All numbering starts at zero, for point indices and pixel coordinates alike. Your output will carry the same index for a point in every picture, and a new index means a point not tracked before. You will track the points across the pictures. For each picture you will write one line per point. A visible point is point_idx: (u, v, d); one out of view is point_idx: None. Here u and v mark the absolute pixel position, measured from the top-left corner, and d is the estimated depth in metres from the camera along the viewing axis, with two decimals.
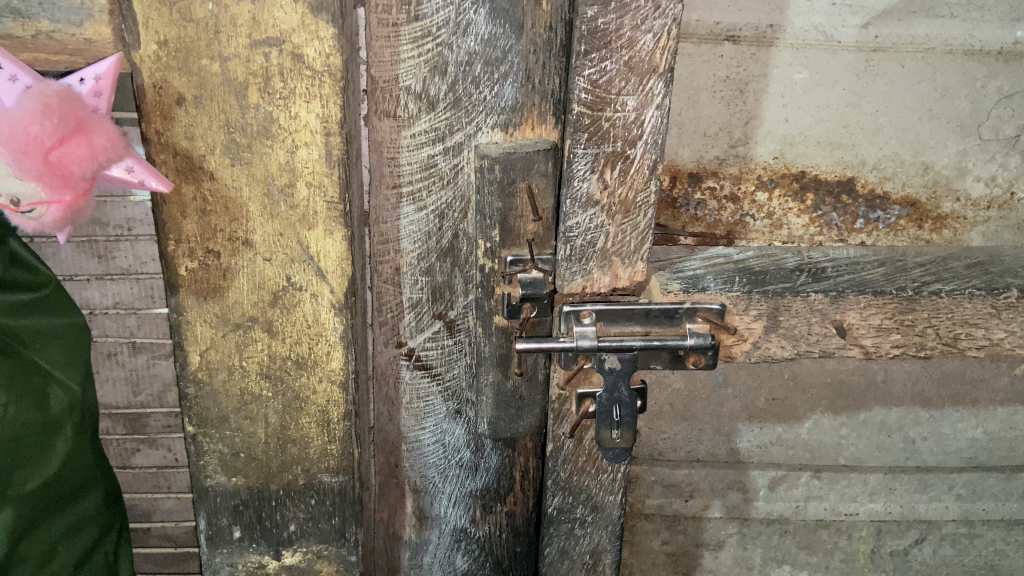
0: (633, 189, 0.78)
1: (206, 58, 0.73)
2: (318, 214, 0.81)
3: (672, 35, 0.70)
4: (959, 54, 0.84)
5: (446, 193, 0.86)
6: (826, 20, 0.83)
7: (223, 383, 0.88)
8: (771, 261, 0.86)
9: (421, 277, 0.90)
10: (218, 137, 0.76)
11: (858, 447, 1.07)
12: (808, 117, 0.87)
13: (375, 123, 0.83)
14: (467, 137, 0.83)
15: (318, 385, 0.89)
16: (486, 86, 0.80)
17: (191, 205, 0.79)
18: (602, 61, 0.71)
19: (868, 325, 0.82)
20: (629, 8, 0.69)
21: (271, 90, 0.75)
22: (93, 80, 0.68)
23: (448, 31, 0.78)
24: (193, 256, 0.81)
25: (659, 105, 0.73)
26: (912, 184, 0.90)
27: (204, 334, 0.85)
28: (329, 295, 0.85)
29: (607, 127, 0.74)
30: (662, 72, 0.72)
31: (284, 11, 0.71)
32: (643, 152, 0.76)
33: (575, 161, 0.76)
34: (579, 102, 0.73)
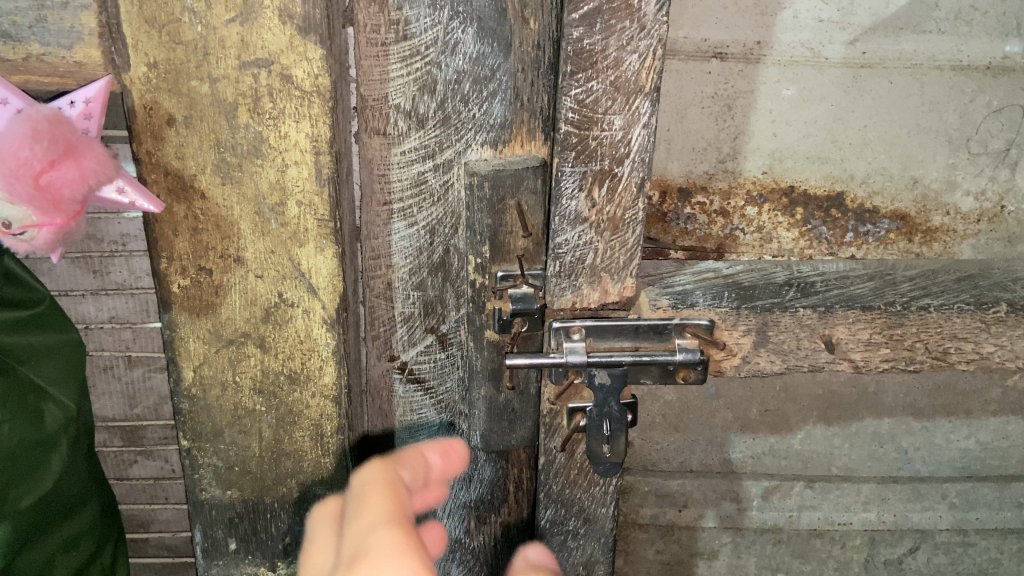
0: (621, 206, 0.78)
1: (195, 80, 0.73)
2: (309, 231, 0.81)
3: (658, 55, 0.71)
4: (947, 68, 0.88)
5: (437, 209, 0.86)
6: (814, 36, 0.86)
7: (217, 398, 0.89)
8: (761, 274, 0.87)
9: (413, 292, 0.91)
10: (208, 156, 0.77)
11: (851, 457, 1.07)
12: (797, 132, 0.90)
13: (365, 141, 0.84)
14: (456, 154, 0.83)
15: (311, 399, 0.90)
16: (475, 104, 0.81)
17: (182, 223, 0.80)
18: (589, 81, 0.72)
19: (856, 339, 0.83)
20: (615, 28, 0.69)
21: (261, 110, 0.75)
22: (83, 103, 0.69)
23: (436, 50, 0.78)
24: (185, 273, 0.82)
25: (646, 124, 0.74)
26: (901, 198, 0.93)
27: (197, 350, 0.86)
28: (321, 311, 0.85)
29: (594, 145, 0.75)
30: (649, 91, 0.72)
31: (273, 33, 0.72)
32: (631, 170, 0.77)
33: (563, 179, 0.77)
34: (566, 121, 0.74)
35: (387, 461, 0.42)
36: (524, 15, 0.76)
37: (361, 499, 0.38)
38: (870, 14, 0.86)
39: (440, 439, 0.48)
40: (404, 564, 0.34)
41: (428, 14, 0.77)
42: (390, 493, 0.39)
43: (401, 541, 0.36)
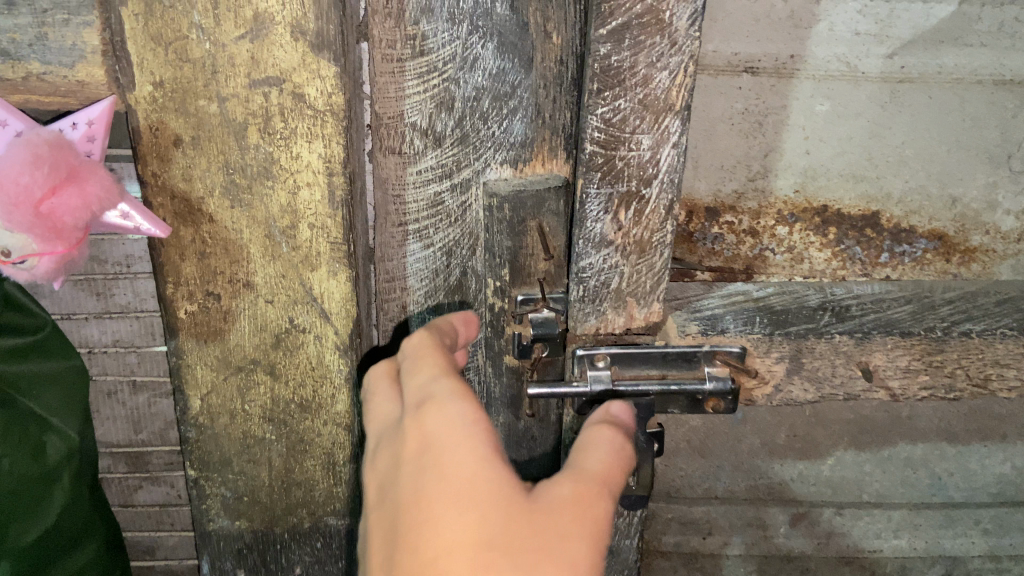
0: (649, 228, 0.75)
1: (203, 99, 0.70)
2: (322, 255, 0.78)
3: (689, 72, 0.67)
4: (988, 83, 0.85)
5: (454, 230, 0.83)
6: (850, 51, 0.83)
7: (225, 426, 0.85)
8: (795, 297, 0.83)
9: (429, 315, 0.88)
10: (216, 178, 0.73)
11: (882, 483, 1.03)
12: (830, 149, 0.88)
13: (380, 160, 0.80)
14: (475, 173, 0.80)
15: (323, 427, 0.87)
16: (495, 122, 0.77)
17: (189, 248, 0.76)
18: (616, 99, 0.68)
19: (895, 366, 0.79)
20: (645, 44, 0.65)
21: (271, 130, 0.72)
22: (85, 125, 0.66)
23: (454, 66, 0.75)
24: (192, 298, 0.79)
25: (676, 144, 0.71)
26: (939, 217, 0.91)
27: (205, 378, 0.83)
28: (334, 336, 0.82)
29: (620, 166, 0.71)
30: (678, 110, 0.69)
31: (284, 50, 0.68)
32: (659, 192, 0.73)
33: (588, 201, 0.73)
34: (592, 141, 0.70)
35: (431, 332, 0.62)
36: (546, 30, 0.73)
37: (417, 357, 0.57)
38: (910, 27, 0.83)
39: (462, 314, 0.73)
40: (463, 404, 0.49)
41: (446, 28, 0.73)
42: (435, 351, 0.57)
43: (455, 387, 0.51)
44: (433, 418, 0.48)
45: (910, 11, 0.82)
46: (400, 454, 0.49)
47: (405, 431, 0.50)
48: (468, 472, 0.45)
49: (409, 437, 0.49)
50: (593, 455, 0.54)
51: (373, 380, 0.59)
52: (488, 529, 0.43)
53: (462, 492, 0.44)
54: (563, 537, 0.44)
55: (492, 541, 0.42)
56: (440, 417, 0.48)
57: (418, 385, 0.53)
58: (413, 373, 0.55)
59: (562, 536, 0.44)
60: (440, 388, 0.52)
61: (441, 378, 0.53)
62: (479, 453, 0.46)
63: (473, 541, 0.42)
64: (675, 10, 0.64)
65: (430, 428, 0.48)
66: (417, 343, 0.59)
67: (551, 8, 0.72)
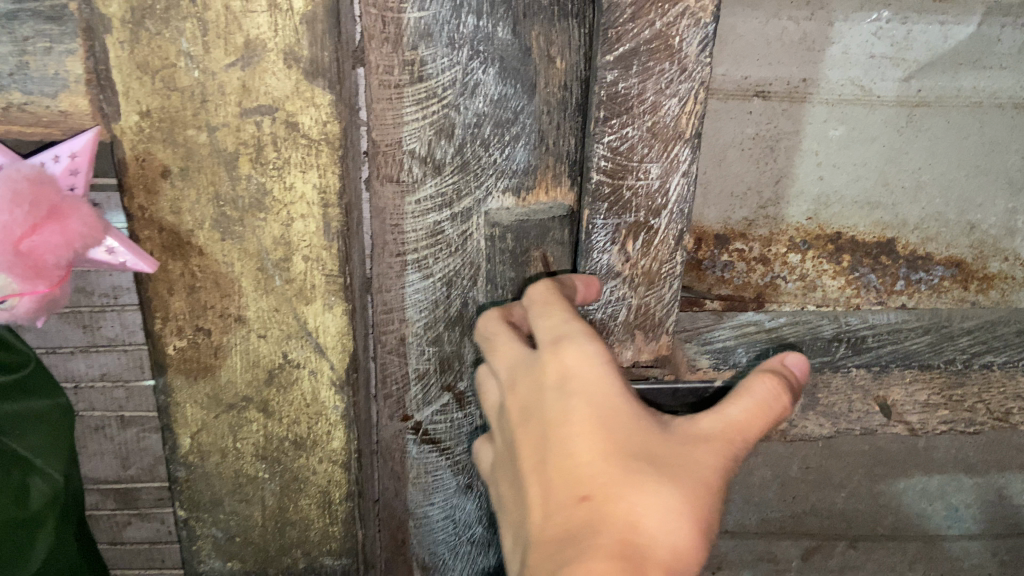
0: (657, 259, 0.72)
1: (192, 129, 0.67)
2: (316, 288, 0.75)
3: (700, 98, 0.64)
4: (1010, 107, 0.85)
5: (454, 260, 0.79)
6: (865, 74, 0.83)
7: (216, 465, 0.82)
8: (808, 327, 0.78)
9: (429, 347, 0.84)
10: (206, 210, 0.70)
11: (897, 516, 1.00)
12: (846, 175, 0.88)
13: (376, 188, 0.76)
14: (476, 202, 0.77)
15: (318, 465, 0.83)
16: (496, 149, 0.74)
17: (178, 281, 0.73)
18: (624, 127, 0.65)
19: (914, 401, 0.77)
20: (653, 71, 0.62)
21: (264, 160, 0.69)
22: (68, 158, 0.63)
23: (454, 92, 0.72)
24: (181, 334, 0.75)
25: (686, 172, 0.68)
26: (957, 244, 0.92)
27: (196, 415, 0.79)
28: (329, 371, 0.79)
29: (628, 196, 0.68)
30: (689, 137, 0.66)
31: (277, 78, 0.66)
32: (668, 222, 0.70)
33: (594, 232, 0.70)
34: (599, 171, 0.67)
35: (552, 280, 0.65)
36: (550, 54, 0.71)
37: (544, 301, 0.61)
38: (927, 49, 0.82)
39: (581, 276, 0.69)
40: (595, 341, 0.55)
41: (446, 53, 0.70)
42: (561, 300, 0.61)
43: (586, 327, 0.57)
44: (571, 354, 0.54)
45: (927, 33, 0.82)
46: (542, 379, 0.56)
47: (544, 362, 0.56)
48: (605, 390, 0.52)
49: (549, 366, 0.55)
50: (738, 409, 0.52)
51: (485, 327, 0.66)
52: (626, 444, 0.49)
53: (601, 413, 0.51)
54: (687, 447, 0.50)
55: (628, 447, 0.49)
56: (579, 353, 0.54)
57: (550, 323, 0.58)
58: (541, 316, 0.60)
59: (692, 456, 0.49)
60: (572, 328, 0.57)
61: (573, 320, 0.58)
62: (610, 382, 0.52)
63: (612, 450, 0.49)
64: (685, 36, 0.61)
65: (568, 360, 0.55)
66: (542, 290, 0.63)
67: (555, 31, 0.70)
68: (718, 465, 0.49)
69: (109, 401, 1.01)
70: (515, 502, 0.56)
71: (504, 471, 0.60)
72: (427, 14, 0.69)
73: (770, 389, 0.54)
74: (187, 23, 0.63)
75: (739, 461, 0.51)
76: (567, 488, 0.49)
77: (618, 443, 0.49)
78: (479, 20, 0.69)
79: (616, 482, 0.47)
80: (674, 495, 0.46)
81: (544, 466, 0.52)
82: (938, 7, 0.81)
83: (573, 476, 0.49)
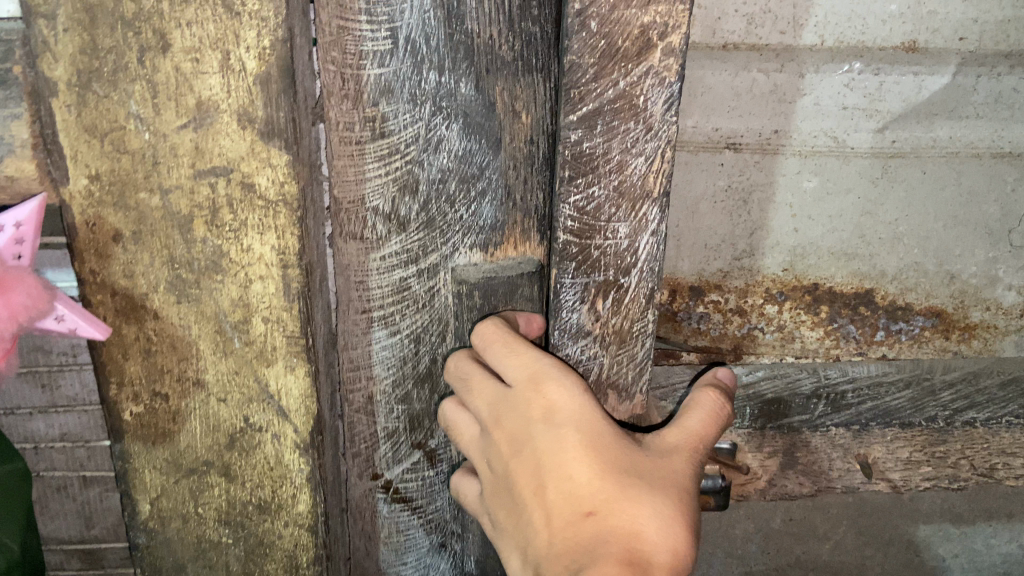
0: (629, 317, 0.69)
1: (144, 191, 0.65)
2: (277, 349, 0.72)
3: (667, 157, 0.62)
4: (986, 157, 0.85)
5: (422, 316, 0.77)
6: (838, 125, 0.84)
7: (177, 531, 0.79)
8: (788, 381, 0.79)
9: (397, 405, 0.81)
10: (161, 273, 0.68)
11: (884, 567, 1.03)
12: (820, 226, 0.89)
13: (339, 246, 0.74)
14: (442, 258, 0.74)
15: (284, 529, 0.80)
16: (462, 205, 0.72)
17: (133, 345, 0.70)
18: (590, 186, 0.63)
19: (895, 458, 0.80)
20: (618, 130, 0.60)
21: (220, 222, 0.67)
22: (13, 228, 0.60)
23: (417, 147, 0.70)
24: (138, 399, 0.73)
25: (655, 231, 0.65)
26: (936, 293, 0.92)
27: (155, 481, 0.77)
28: (293, 434, 0.76)
29: (597, 255, 0.66)
30: (657, 197, 0.64)
31: (231, 139, 0.64)
32: (639, 280, 0.68)
33: (562, 291, 0.67)
34: (565, 230, 0.65)
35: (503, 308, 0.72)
36: (514, 109, 0.69)
37: (506, 337, 0.66)
38: (900, 100, 0.83)
39: (526, 314, 0.73)
40: (570, 374, 0.62)
41: (408, 109, 0.68)
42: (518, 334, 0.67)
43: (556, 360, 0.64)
44: (555, 390, 0.61)
45: (900, 84, 0.82)
46: (528, 412, 0.62)
47: (527, 396, 0.62)
48: (589, 420, 0.60)
49: (534, 400, 0.62)
50: (696, 417, 0.65)
51: (454, 368, 0.70)
52: (618, 463, 0.59)
53: (592, 440, 0.59)
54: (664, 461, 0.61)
55: (621, 468, 0.59)
56: (560, 389, 0.61)
57: (525, 363, 0.63)
58: (510, 356, 0.64)
59: (668, 470, 0.60)
60: (544, 364, 0.63)
61: (542, 354, 0.64)
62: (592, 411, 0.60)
63: (611, 473, 0.58)
64: (650, 95, 0.59)
65: (553, 395, 0.61)
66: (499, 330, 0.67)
67: (519, 87, 0.68)
68: (687, 470, 0.61)
69: (67, 461, 1.04)
70: (508, 527, 0.63)
71: (498, 499, 0.64)
72: (387, 70, 0.67)
73: (712, 395, 0.67)
74: (137, 86, 0.61)
75: (699, 462, 0.64)
76: (570, 508, 0.58)
77: (614, 466, 0.59)
78: (441, 76, 0.67)
79: (618, 499, 0.57)
80: (661, 504, 0.57)
81: (543, 491, 0.60)
82: (911, 58, 0.82)
83: (578, 500, 0.58)
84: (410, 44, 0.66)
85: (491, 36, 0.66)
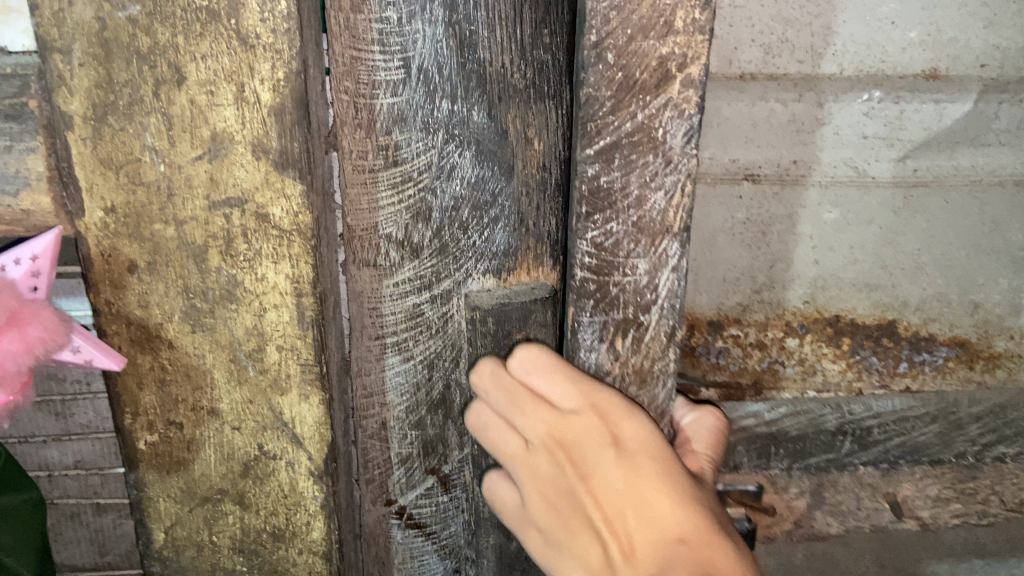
0: (650, 356, 0.63)
1: (159, 223, 0.65)
2: (291, 377, 0.72)
3: (688, 190, 0.58)
4: (1007, 185, 0.86)
5: (435, 342, 0.77)
6: (858, 154, 0.84)
7: (192, 559, 0.79)
8: (812, 418, 0.85)
9: (411, 431, 0.81)
10: (176, 303, 0.68)
11: None
12: (841, 258, 0.88)
13: (353, 273, 0.74)
14: (455, 284, 0.74)
15: (298, 556, 0.80)
16: (475, 231, 0.72)
17: (148, 375, 0.70)
18: (607, 222, 0.58)
19: (923, 496, 0.86)
20: (636, 163, 0.56)
21: (234, 252, 0.67)
22: (29, 261, 0.61)
23: (431, 175, 0.70)
24: (152, 429, 0.73)
25: (676, 266, 0.60)
26: (959, 324, 0.92)
27: (169, 509, 0.76)
28: (307, 462, 0.76)
29: (615, 292, 0.61)
30: (678, 231, 0.59)
31: (246, 169, 0.64)
32: (659, 317, 0.62)
33: (579, 329, 0.62)
34: (582, 266, 0.60)
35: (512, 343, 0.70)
36: (527, 136, 0.69)
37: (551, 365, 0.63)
38: (922, 129, 0.83)
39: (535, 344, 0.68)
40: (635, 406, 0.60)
41: (421, 137, 0.69)
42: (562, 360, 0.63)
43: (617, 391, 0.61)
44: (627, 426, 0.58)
45: (921, 112, 0.82)
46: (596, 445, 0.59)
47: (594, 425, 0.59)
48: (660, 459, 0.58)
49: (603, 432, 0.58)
50: (703, 443, 0.70)
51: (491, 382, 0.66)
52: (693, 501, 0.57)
53: (668, 481, 0.57)
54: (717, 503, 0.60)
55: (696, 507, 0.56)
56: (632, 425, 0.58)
57: (583, 391, 0.60)
58: (563, 382, 0.61)
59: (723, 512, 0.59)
60: (607, 395, 0.60)
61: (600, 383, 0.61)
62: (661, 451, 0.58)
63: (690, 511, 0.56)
64: (670, 127, 0.55)
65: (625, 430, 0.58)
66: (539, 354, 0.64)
67: (532, 113, 0.68)
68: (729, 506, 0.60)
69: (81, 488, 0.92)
70: (568, 556, 0.59)
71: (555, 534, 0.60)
72: (400, 99, 0.67)
73: (715, 421, 0.73)
74: (152, 118, 0.61)
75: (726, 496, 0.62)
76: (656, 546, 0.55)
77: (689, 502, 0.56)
78: (454, 104, 0.67)
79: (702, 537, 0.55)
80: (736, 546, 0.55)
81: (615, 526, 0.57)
82: (932, 86, 0.82)
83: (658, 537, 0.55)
84: (423, 73, 0.66)
85: (504, 64, 0.66)
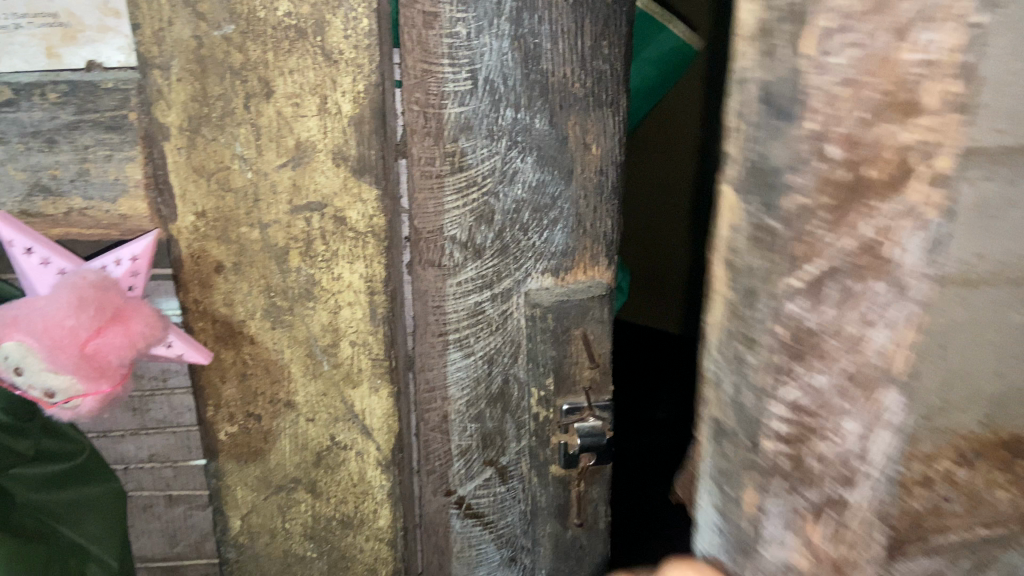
0: (858, 551, 0.48)
1: (245, 227, 0.70)
2: (363, 371, 0.77)
3: (928, 325, 0.42)
4: None
5: (495, 338, 0.81)
6: None
7: (265, 545, 0.83)
8: None
9: (471, 423, 0.84)
10: (258, 301, 0.73)
11: None
12: None
13: (418, 273, 0.78)
14: (515, 283, 0.78)
15: (365, 543, 0.85)
16: (535, 232, 0.77)
17: (230, 369, 0.75)
18: (806, 374, 0.46)
19: None
20: (856, 294, 0.43)
21: (313, 253, 0.71)
22: (130, 261, 0.66)
23: (494, 179, 0.74)
24: (233, 420, 0.78)
25: (903, 430, 0.45)
26: None
27: (246, 497, 0.81)
28: (375, 452, 0.80)
29: (814, 466, 0.47)
30: (907, 383, 0.43)
31: (326, 175, 0.68)
32: (877, 499, 0.46)
33: (766, 513, 0.50)
34: (774, 432, 0.48)
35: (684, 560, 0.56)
36: (585, 142, 0.74)
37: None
38: None
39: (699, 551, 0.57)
40: None
41: (485, 144, 0.73)
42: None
43: None
44: None
45: None
46: None
47: None
48: None
49: None
50: None
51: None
52: None
53: None
54: None
55: None
56: None
57: None
58: None
59: None
60: None
61: None
62: None
63: None
64: (903, 243, 0.41)
65: None
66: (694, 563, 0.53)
67: (590, 121, 0.73)
68: None
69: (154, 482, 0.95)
70: None
71: None
72: (467, 108, 0.71)
73: None
74: (242, 129, 0.66)
75: None
76: None
77: None
78: (517, 113, 0.72)
79: None
80: None
81: None
82: None
83: None
84: (489, 84, 0.70)
85: (565, 75, 0.71)
